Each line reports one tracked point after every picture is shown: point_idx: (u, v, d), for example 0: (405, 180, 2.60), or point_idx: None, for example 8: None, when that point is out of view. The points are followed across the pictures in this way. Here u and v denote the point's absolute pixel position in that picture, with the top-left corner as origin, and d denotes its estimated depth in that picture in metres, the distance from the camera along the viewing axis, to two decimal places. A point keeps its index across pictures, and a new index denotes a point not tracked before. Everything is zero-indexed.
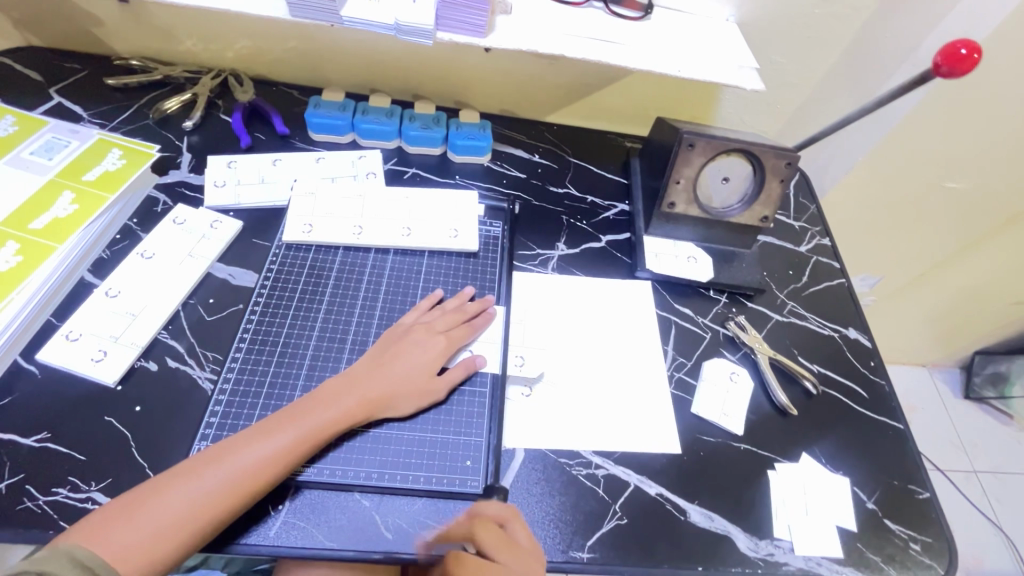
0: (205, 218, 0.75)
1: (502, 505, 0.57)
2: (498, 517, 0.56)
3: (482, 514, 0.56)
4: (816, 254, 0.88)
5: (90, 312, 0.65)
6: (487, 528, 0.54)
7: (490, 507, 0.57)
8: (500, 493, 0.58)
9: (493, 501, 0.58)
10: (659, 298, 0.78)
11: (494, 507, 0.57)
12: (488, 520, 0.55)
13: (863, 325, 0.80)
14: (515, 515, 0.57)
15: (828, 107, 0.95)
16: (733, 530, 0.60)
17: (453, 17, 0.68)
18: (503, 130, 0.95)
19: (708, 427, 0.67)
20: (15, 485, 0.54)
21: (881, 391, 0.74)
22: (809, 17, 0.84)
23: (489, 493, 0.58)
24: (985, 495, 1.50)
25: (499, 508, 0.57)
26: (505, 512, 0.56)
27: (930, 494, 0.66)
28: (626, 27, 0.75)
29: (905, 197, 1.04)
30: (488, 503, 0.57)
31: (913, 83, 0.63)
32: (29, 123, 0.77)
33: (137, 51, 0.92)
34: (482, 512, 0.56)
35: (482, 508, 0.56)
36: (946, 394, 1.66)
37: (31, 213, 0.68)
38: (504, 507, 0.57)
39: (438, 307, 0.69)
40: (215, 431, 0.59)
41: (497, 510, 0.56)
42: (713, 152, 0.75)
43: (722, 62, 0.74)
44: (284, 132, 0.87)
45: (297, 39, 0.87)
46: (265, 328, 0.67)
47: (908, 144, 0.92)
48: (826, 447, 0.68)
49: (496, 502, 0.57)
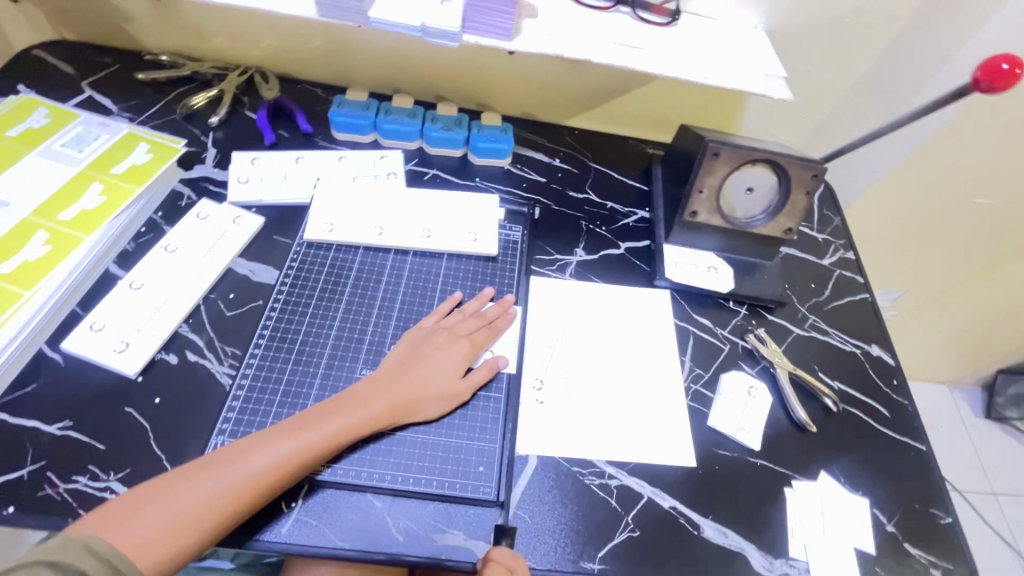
0: (227, 213, 0.76)
1: (513, 554, 0.54)
2: (508, 565, 0.52)
3: (491, 557, 0.53)
4: (839, 268, 0.87)
5: (114, 303, 0.66)
6: (495, 572, 0.51)
7: (500, 552, 0.53)
8: (509, 537, 0.56)
9: (501, 546, 0.55)
10: (678, 307, 0.78)
11: (503, 552, 0.53)
12: (496, 565, 0.52)
13: (886, 342, 0.78)
14: (524, 565, 0.53)
15: (858, 119, 0.93)
16: (747, 547, 0.59)
17: (480, 20, 0.68)
18: (524, 133, 0.95)
19: (724, 440, 0.66)
20: (36, 471, 0.55)
21: (903, 411, 0.72)
22: (841, 26, 0.82)
23: (498, 538, 0.56)
24: (1004, 519, 1.47)
25: (511, 556, 0.53)
26: (515, 560, 0.53)
27: (952, 519, 0.64)
28: (653, 33, 0.74)
29: (934, 210, 1.01)
30: (497, 548, 0.54)
31: (950, 97, 0.62)
32: (60, 115, 0.78)
33: (167, 47, 0.93)
34: (490, 556, 0.53)
35: (492, 552, 0.53)
36: (968, 414, 1.62)
37: (59, 205, 0.69)
38: (515, 557, 0.53)
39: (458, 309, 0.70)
40: (231, 426, 0.59)
41: (508, 556, 0.53)
42: (738, 162, 0.73)
43: (750, 70, 0.73)
44: (307, 130, 0.87)
45: (324, 38, 0.88)
46: (284, 324, 0.67)
47: (939, 157, 0.90)
48: (845, 466, 0.66)
49: (506, 549, 0.54)
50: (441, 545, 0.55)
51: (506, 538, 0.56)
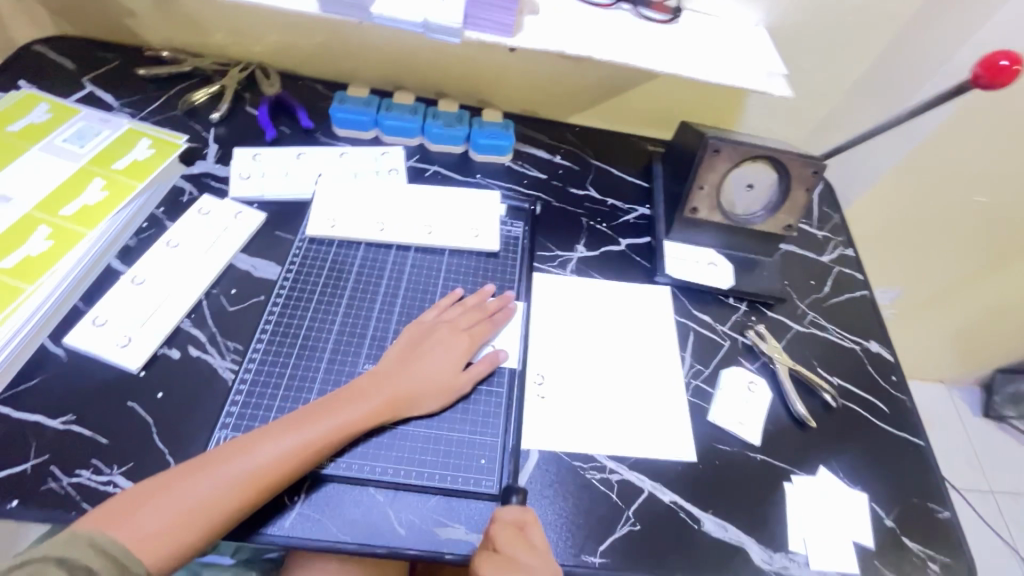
0: (229, 209, 0.76)
1: (520, 508, 0.55)
2: (517, 521, 0.53)
3: (499, 517, 0.53)
4: (839, 264, 0.87)
5: (116, 298, 0.66)
6: (504, 529, 0.52)
7: (507, 510, 0.54)
8: (520, 493, 0.56)
9: (510, 504, 0.55)
10: (678, 303, 0.78)
11: (511, 510, 0.54)
12: (506, 524, 0.53)
13: (885, 338, 0.79)
14: (534, 520, 0.54)
15: (857, 117, 0.93)
16: (747, 541, 0.60)
17: (482, 16, 0.68)
18: (525, 130, 0.95)
19: (724, 435, 0.67)
20: (40, 465, 0.55)
21: (902, 406, 0.73)
22: (841, 24, 0.82)
23: (508, 496, 0.56)
24: (1001, 516, 1.47)
25: (518, 511, 0.54)
26: (523, 516, 0.54)
27: (950, 514, 0.65)
28: (655, 30, 0.75)
29: (933, 208, 1.02)
30: (505, 506, 0.55)
31: (949, 95, 0.62)
32: (62, 111, 0.78)
33: (168, 42, 0.93)
34: (498, 516, 0.53)
35: (499, 512, 0.54)
36: (965, 412, 1.63)
37: (61, 200, 0.69)
38: (523, 511, 0.55)
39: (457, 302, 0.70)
40: (234, 420, 0.60)
41: (516, 513, 0.54)
42: (738, 158, 0.74)
43: (750, 67, 0.73)
44: (308, 126, 0.88)
45: (325, 34, 0.88)
46: (287, 319, 0.67)
47: (937, 154, 0.90)
48: (844, 461, 0.67)
49: (513, 505, 0.55)
50: (443, 538, 0.56)
51: (517, 495, 0.56)
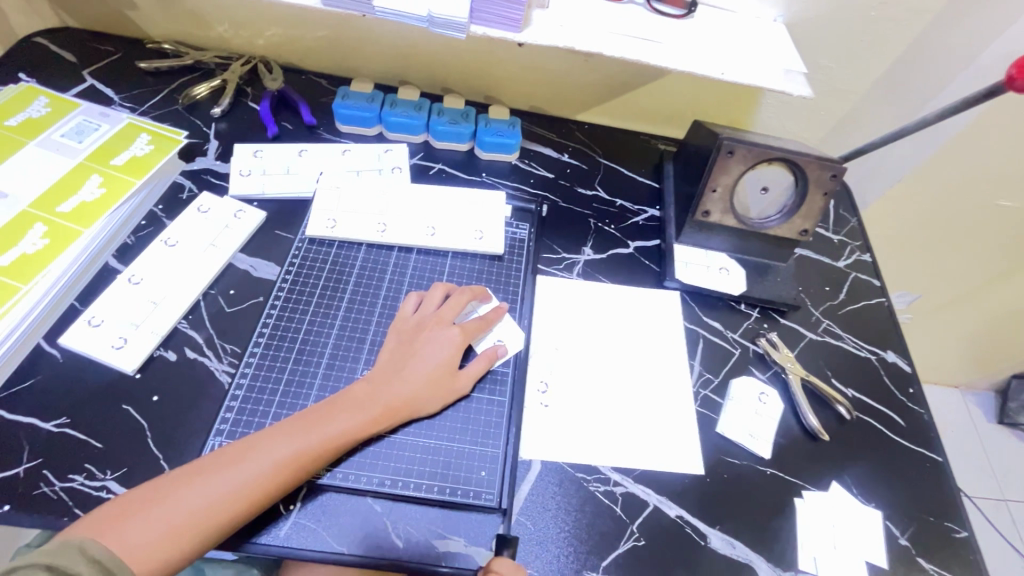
0: (229, 207, 0.74)
1: (513, 565, 0.52)
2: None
3: (495, 571, 0.51)
4: (855, 270, 0.84)
5: (112, 298, 0.64)
6: None
7: (503, 564, 0.52)
8: (512, 548, 0.54)
9: (504, 557, 0.53)
10: (688, 309, 0.76)
11: (507, 565, 0.52)
12: None
13: (903, 348, 0.76)
14: None
15: (877, 117, 0.90)
16: (755, 559, 0.58)
17: (490, 10, 0.66)
18: (532, 127, 0.93)
19: (733, 448, 0.64)
20: (33, 469, 0.54)
21: (919, 420, 0.70)
22: (862, 20, 0.79)
23: (500, 549, 0.54)
24: (1013, 524, 1.45)
25: (513, 569, 0.51)
26: (517, 574, 0.51)
27: (968, 534, 0.62)
28: (669, 26, 0.72)
29: (953, 211, 0.98)
30: (499, 559, 0.52)
31: (980, 97, 0.59)
32: (61, 105, 0.77)
33: (170, 35, 0.91)
34: (493, 569, 0.51)
35: (494, 565, 0.52)
36: (979, 418, 1.59)
37: (59, 196, 0.68)
38: (518, 570, 0.52)
39: (441, 292, 0.67)
40: (229, 427, 0.58)
41: (511, 569, 0.51)
42: (753, 160, 0.71)
43: (768, 65, 0.71)
44: (311, 122, 0.86)
45: (329, 28, 0.86)
46: (285, 322, 0.66)
47: (960, 156, 0.87)
48: (857, 475, 0.65)
49: (508, 560, 0.52)
50: (441, 551, 0.54)
51: (508, 548, 0.54)
